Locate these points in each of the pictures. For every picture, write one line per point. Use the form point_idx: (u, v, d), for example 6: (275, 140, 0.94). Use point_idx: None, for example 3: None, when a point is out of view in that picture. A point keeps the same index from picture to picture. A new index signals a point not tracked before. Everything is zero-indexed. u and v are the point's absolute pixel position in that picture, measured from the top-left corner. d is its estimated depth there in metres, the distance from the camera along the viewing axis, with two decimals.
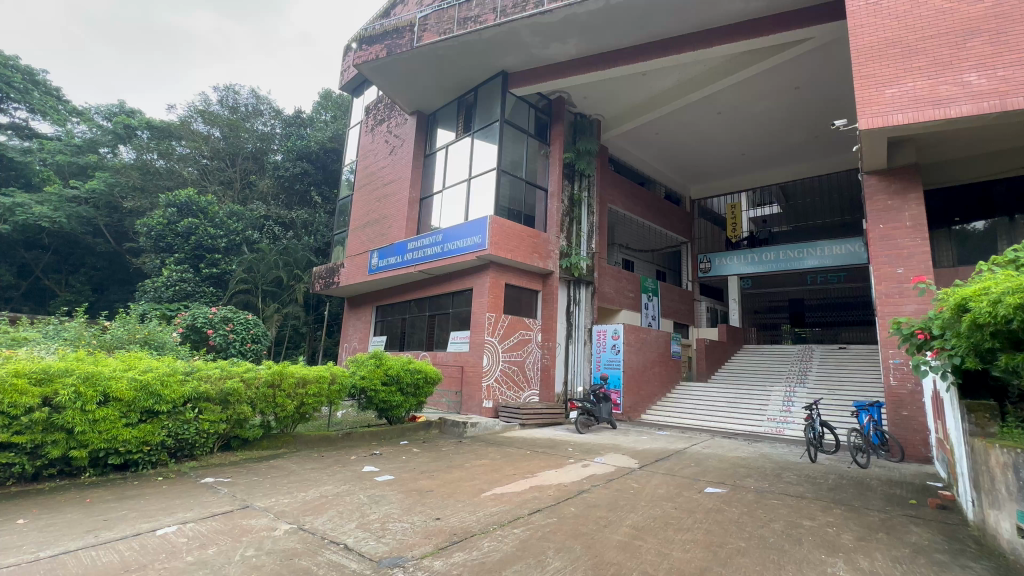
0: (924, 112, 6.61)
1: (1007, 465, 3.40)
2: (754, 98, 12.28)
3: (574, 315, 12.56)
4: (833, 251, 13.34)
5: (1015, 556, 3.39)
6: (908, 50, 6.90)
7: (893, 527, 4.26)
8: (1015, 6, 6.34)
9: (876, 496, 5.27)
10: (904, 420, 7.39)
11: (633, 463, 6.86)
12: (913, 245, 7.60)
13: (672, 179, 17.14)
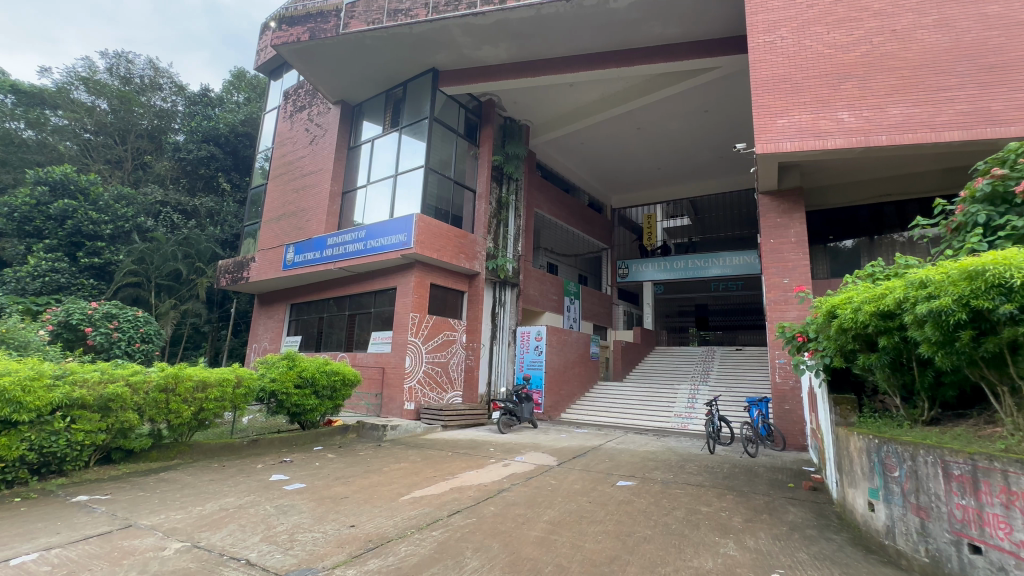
0: (807, 142, 7.52)
1: (862, 449, 3.99)
2: (668, 117, 13.22)
3: (499, 316, 12.69)
4: (733, 262, 14.69)
5: (866, 527, 3.95)
6: (796, 86, 7.79)
7: (775, 508, 4.80)
8: (877, 57, 7.45)
9: (762, 481, 5.91)
10: (786, 413, 8.35)
11: (553, 462, 7.01)
12: (796, 259, 8.61)
13: (594, 187, 17.86)
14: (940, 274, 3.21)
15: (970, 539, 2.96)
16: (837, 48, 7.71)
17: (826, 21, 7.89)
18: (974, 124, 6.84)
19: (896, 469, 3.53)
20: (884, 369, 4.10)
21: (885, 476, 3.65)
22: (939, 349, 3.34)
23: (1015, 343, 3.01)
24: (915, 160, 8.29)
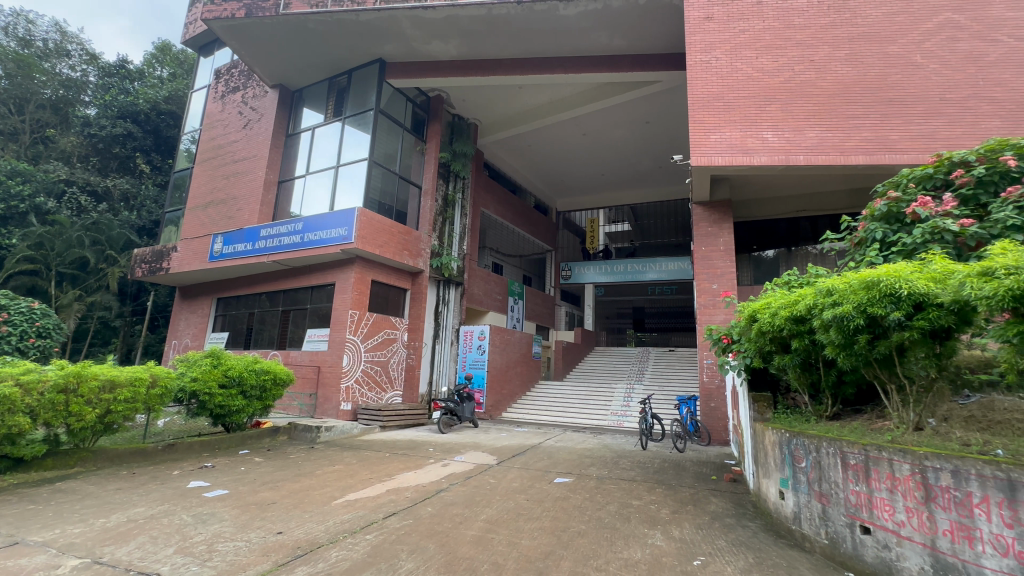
0: (736, 157, 8.07)
1: (775, 442, 4.34)
2: (612, 125, 13.67)
3: (442, 315, 12.57)
4: (668, 267, 15.46)
5: (777, 514, 4.30)
6: (728, 104, 8.33)
7: (699, 499, 5.12)
8: (797, 84, 8.14)
9: (689, 475, 6.28)
10: (712, 410, 8.90)
11: (492, 461, 7.04)
12: (724, 266, 9.21)
13: (540, 189, 18.10)
14: (844, 283, 3.55)
15: (861, 520, 3.30)
16: (765, 72, 8.34)
17: (756, 46, 8.51)
18: (875, 150, 7.66)
19: (803, 460, 3.86)
20: (796, 369, 4.49)
21: (794, 467, 3.99)
22: (842, 351, 3.70)
23: (901, 345, 3.40)
24: (827, 180, 9.12)
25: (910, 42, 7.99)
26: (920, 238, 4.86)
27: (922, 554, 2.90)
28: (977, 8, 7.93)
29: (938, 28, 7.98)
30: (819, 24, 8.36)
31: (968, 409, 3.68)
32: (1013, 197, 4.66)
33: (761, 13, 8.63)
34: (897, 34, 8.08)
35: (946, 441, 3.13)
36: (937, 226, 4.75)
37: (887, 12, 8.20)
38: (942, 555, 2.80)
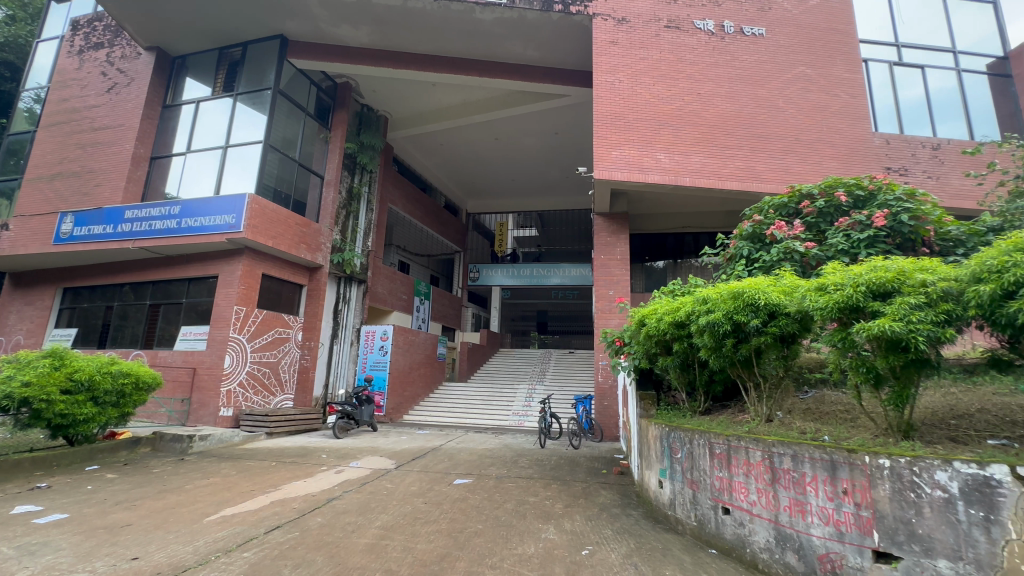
0: (633, 174, 8.74)
1: (656, 436, 4.77)
2: (523, 133, 14.02)
3: (342, 314, 11.92)
4: (571, 272, 16.24)
5: (656, 502, 4.72)
6: (628, 124, 8.99)
7: (589, 492, 5.44)
8: (686, 113, 9.05)
9: (582, 470, 6.65)
10: (605, 408, 9.50)
11: (390, 465, 6.84)
12: (620, 273, 9.89)
13: (451, 189, 17.98)
14: (716, 293, 4.02)
15: (723, 502, 3.74)
16: (659, 98, 9.13)
17: (653, 74, 9.28)
18: (745, 179, 8.79)
19: (679, 451, 4.31)
20: (676, 369, 4.99)
21: (671, 458, 4.42)
22: (713, 353, 4.19)
23: (759, 348, 3.93)
24: (708, 202, 10.22)
25: (774, 88, 9.28)
26: (775, 256, 5.66)
27: (768, 528, 3.36)
28: (823, 66, 9.43)
29: (795, 79, 9.34)
30: (705, 61, 9.36)
31: (804, 404, 4.36)
32: (844, 226, 5.60)
33: (657, 44, 9.43)
34: (764, 80, 9.32)
35: (788, 431, 3.67)
36: (788, 248, 5.57)
37: (758, 59, 9.42)
38: (782, 528, 3.27)
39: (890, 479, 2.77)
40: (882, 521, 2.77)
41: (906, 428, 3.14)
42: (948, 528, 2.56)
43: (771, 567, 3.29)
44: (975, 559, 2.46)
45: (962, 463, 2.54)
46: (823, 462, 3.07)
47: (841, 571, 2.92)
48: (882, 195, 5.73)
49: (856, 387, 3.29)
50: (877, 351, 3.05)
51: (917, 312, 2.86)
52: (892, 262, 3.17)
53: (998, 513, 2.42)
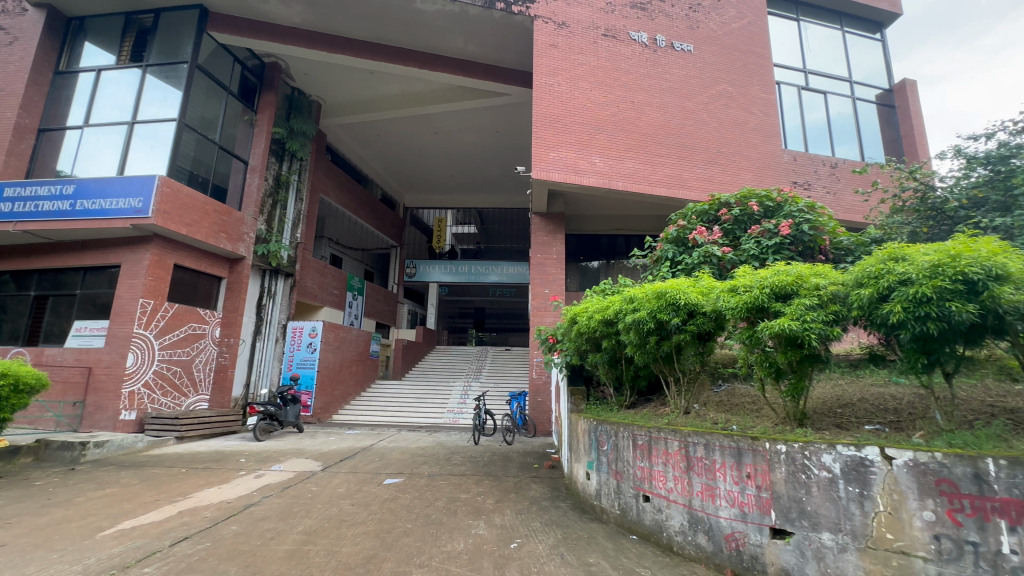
0: (570, 176, 8.97)
1: (585, 429, 4.95)
2: (464, 129, 13.93)
3: (266, 309, 11.21)
4: (509, 271, 16.51)
5: (583, 493, 4.90)
6: (566, 127, 9.20)
7: (521, 487, 5.54)
8: (620, 120, 9.43)
9: (514, 465, 6.74)
10: (538, 404, 9.69)
11: (315, 467, 6.54)
12: (555, 272, 10.11)
13: (388, 182, 17.48)
14: (642, 293, 4.24)
15: (644, 490, 3.96)
16: (596, 104, 9.42)
17: (591, 80, 9.56)
18: (672, 186, 9.32)
19: (605, 444, 4.50)
20: (605, 364, 5.20)
21: (598, 450, 4.61)
22: (638, 349, 4.41)
23: (679, 345, 4.20)
24: (639, 207, 10.71)
25: (700, 102, 9.91)
26: (696, 260, 6.07)
27: (682, 512, 3.60)
28: (742, 86, 10.21)
29: (718, 95, 10.03)
30: (639, 72, 9.79)
31: (718, 396, 4.71)
32: (755, 234, 6.10)
33: (595, 51, 9.73)
34: (691, 94, 9.92)
35: (702, 422, 3.95)
36: (708, 252, 5.99)
37: (686, 73, 10.00)
38: (695, 511, 3.51)
39: (785, 463, 3.07)
40: (779, 501, 3.07)
41: (800, 416, 3.49)
42: (831, 504, 2.88)
43: (685, 548, 3.54)
44: (852, 530, 2.79)
45: (843, 446, 2.86)
46: (731, 449, 3.34)
47: (744, 548, 3.20)
48: (788, 206, 6.29)
49: (760, 380, 3.61)
50: (778, 348, 3.37)
51: (810, 312, 3.19)
52: (792, 267, 3.51)
53: (870, 489, 2.76)
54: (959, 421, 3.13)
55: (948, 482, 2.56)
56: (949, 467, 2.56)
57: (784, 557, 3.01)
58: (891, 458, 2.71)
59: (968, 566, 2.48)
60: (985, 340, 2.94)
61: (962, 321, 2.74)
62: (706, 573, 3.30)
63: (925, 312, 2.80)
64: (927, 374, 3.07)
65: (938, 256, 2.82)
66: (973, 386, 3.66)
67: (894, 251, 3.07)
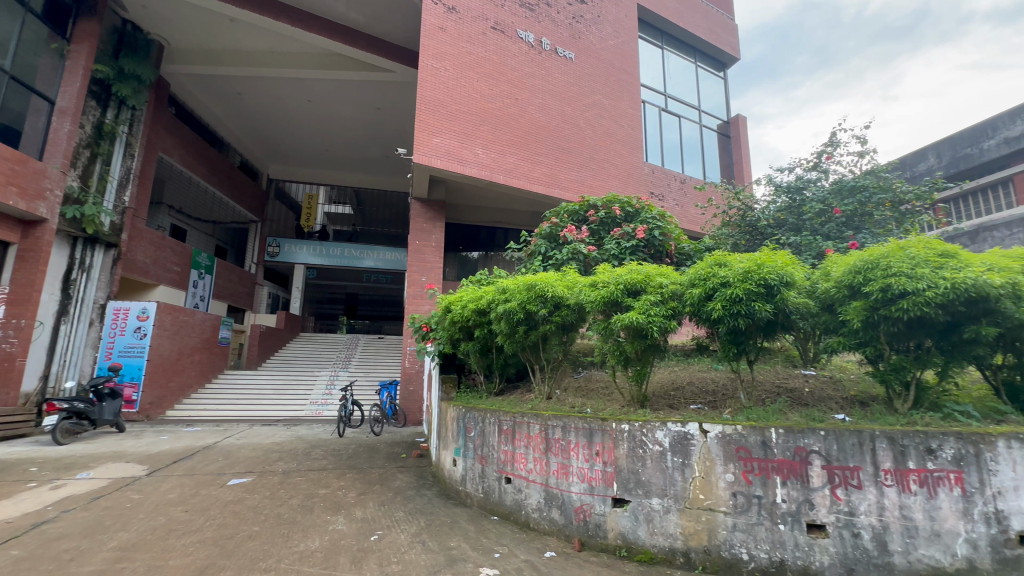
0: (452, 164, 8.91)
1: (454, 417, 5.00)
2: (341, 101, 12.95)
3: (78, 285, 9.21)
4: (386, 256, 15.86)
5: (449, 479, 4.97)
6: (451, 114, 9.08)
7: (386, 477, 5.41)
8: (504, 115, 9.62)
9: (381, 456, 6.55)
10: (410, 393, 9.50)
11: (139, 471, 5.59)
12: (433, 260, 9.99)
13: (249, 149, 15.55)
14: (514, 284, 4.41)
15: (506, 473, 4.15)
16: (482, 95, 9.47)
17: (478, 70, 9.55)
18: (548, 184, 9.82)
19: (472, 430, 4.61)
20: (477, 353, 5.31)
21: (465, 437, 4.70)
22: (508, 338, 4.58)
23: (545, 334, 4.46)
24: (518, 203, 11.07)
25: (577, 108, 10.57)
26: (565, 256, 6.51)
27: (540, 491, 3.86)
28: (613, 99, 11.15)
29: (593, 105, 10.81)
30: (524, 70, 10.08)
31: (576, 382, 5.13)
32: (617, 235, 6.71)
33: (483, 42, 9.75)
34: (570, 100, 10.53)
35: (562, 406, 4.26)
36: (576, 249, 6.45)
37: (567, 79, 10.58)
38: (550, 489, 3.78)
39: (628, 441, 3.46)
40: (620, 475, 3.46)
41: (642, 399, 3.97)
42: (660, 473, 3.32)
43: (540, 523, 3.80)
44: (675, 494, 3.25)
45: (672, 423, 3.33)
46: (584, 430, 3.66)
47: (590, 518, 3.54)
48: (644, 213, 7.02)
49: (612, 367, 4.01)
50: (628, 338, 3.78)
51: (654, 307, 3.63)
52: (643, 267, 3.94)
53: (689, 458, 3.25)
54: (755, 399, 3.85)
55: (745, 449, 3.14)
56: (746, 436, 3.15)
57: (622, 522, 3.41)
58: (707, 431, 3.23)
59: (753, 514, 3.07)
60: (776, 334, 3.65)
61: (761, 318, 3.38)
62: (557, 544, 3.59)
63: (737, 309, 3.37)
64: (736, 361, 3.71)
65: (749, 264, 3.42)
66: (769, 371, 4.51)
67: (717, 257, 3.63)
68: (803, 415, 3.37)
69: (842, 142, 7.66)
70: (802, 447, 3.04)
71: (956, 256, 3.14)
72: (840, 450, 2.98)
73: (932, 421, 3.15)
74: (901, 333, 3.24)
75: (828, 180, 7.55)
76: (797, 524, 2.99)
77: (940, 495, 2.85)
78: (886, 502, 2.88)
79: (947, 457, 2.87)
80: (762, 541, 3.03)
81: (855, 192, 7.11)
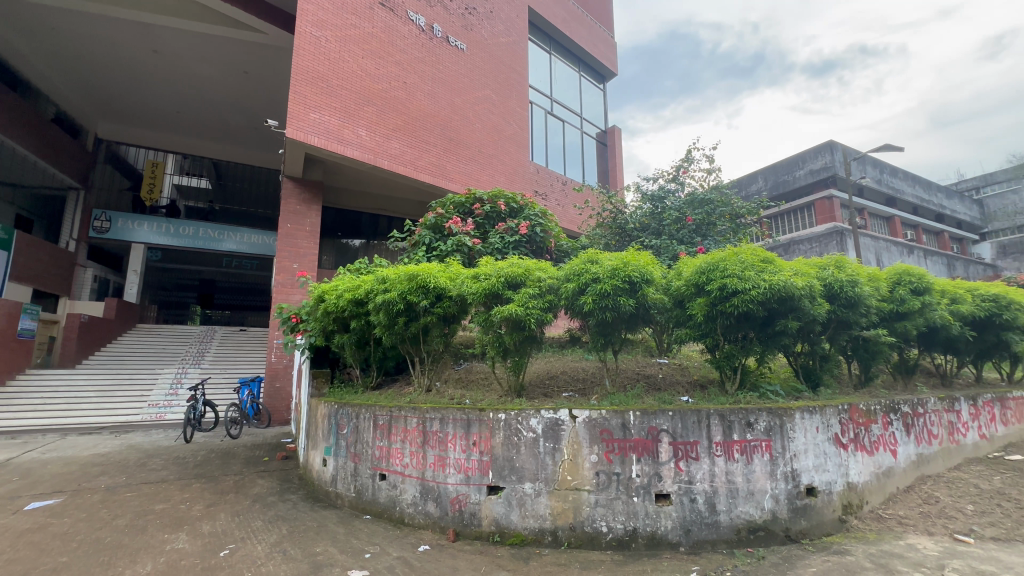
0: (331, 143, 8.27)
1: (325, 415, 4.67)
2: (198, 57, 11.24)
3: None
4: (251, 239, 14.38)
5: (318, 480, 4.65)
6: (332, 89, 8.41)
7: (242, 485, 4.85)
8: (391, 98, 9.20)
9: (237, 461, 5.86)
10: (276, 391, 8.61)
11: None
12: (307, 246, 9.20)
13: (70, 100, 12.73)
14: (395, 274, 4.26)
15: (381, 469, 4.00)
16: (368, 74, 8.92)
17: (363, 46, 8.96)
18: (435, 175, 9.66)
19: (345, 427, 4.36)
20: (352, 346, 5.03)
21: (337, 435, 4.43)
22: (387, 330, 4.42)
23: (425, 326, 4.37)
24: (404, 191, 10.71)
25: (467, 101, 10.54)
26: (450, 247, 6.47)
27: (415, 485, 3.79)
28: (503, 97, 11.34)
29: (483, 100, 10.87)
30: (413, 54, 9.73)
31: (456, 374, 5.14)
32: (501, 230, 6.85)
33: (371, 18, 9.16)
34: (460, 91, 10.46)
35: (440, 398, 4.23)
36: (460, 241, 6.44)
37: (457, 70, 10.47)
38: (426, 482, 3.73)
39: (504, 429, 3.56)
40: (495, 462, 3.54)
41: (518, 388, 4.12)
42: (532, 458, 3.48)
43: (415, 518, 3.74)
44: (545, 477, 3.43)
45: (545, 410, 3.50)
46: (462, 421, 3.67)
47: (466, 508, 3.57)
48: (527, 210, 7.21)
49: (491, 358, 4.09)
50: (507, 330, 3.89)
51: (531, 300, 3.78)
52: (523, 261, 4.08)
53: (560, 443, 3.45)
54: (618, 385, 4.23)
55: (608, 431, 3.43)
56: (609, 419, 3.44)
57: (496, 509, 3.50)
58: (576, 417, 3.46)
59: (613, 490, 3.37)
60: (637, 327, 4.05)
61: (624, 311, 3.71)
62: (432, 536, 3.57)
63: (605, 303, 3.67)
64: (603, 351, 4.03)
65: (617, 262, 3.76)
66: (631, 361, 4.98)
67: (590, 255, 3.91)
68: (656, 398, 3.80)
69: (695, 159, 8.75)
70: (654, 427, 3.42)
71: (774, 263, 3.80)
72: (683, 427, 3.41)
73: (751, 399, 3.77)
74: (733, 326, 3.81)
75: (683, 192, 8.59)
76: (647, 495, 3.35)
77: (754, 461, 3.42)
78: (716, 469, 3.38)
79: (760, 428, 3.46)
80: (620, 513, 3.34)
81: (703, 204, 8.20)
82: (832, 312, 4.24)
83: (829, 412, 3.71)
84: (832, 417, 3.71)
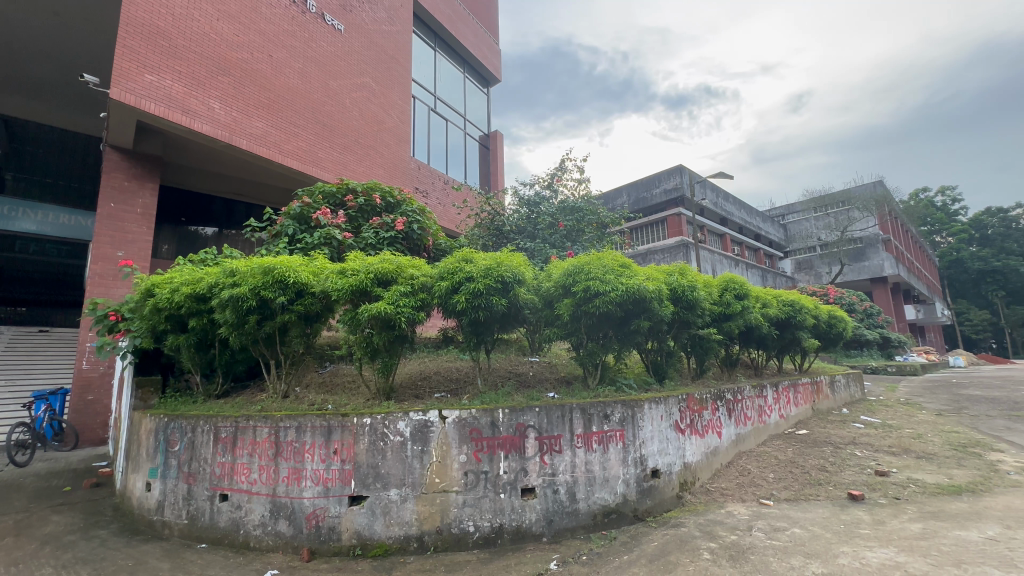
0: (173, 113, 7.06)
1: (151, 430, 3.94)
2: None
3: None
4: None
5: (139, 508, 3.92)
6: (175, 49, 7.18)
7: (27, 525, 3.85)
8: (252, 69, 8.20)
9: (23, 496, 4.65)
10: (88, 405, 7.03)
11: None
12: (137, 231, 7.74)
13: None
14: (246, 267, 3.79)
15: (221, 489, 3.50)
16: (222, 39, 7.83)
17: (218, 6, 7.85)
18: (305, 161, 8.86)
19: (177, 444, 3.73)
20: (191, 349, 4.34)
21: (165, 453, 3.77)
22: (234, 330, 3.89)
23: (283, 325, 3.94)
24: (267, 177, 9.64)
25: (343, 86, 9.87)
26: (317, 240, 5.99)
27: (264, 503, 3.38)
28: (384, 87, 10.85)
29: (361, 87, 10.28)
30: (281, 26, 8.80)
31: (319, 377, 4.74)
32: (376, 225, 6.51)
33: None
34: (336, 74, 9.75)
35: (299, 404, 3.85)
36: (329, 234, 5.99)
37: (333, 51, 9.75)
38: (278, 499, 3.36)
39: (369, 435, 3.35)
40: (358, 471, 3.32)
41: (387, 391, 3.94)
42: (399, 463, 3.33)
43: (262, 540, 3.34)
44: (412, 482, 3.31)
45: (414, 412, 3.39)
46: (321, 429, 3.38)
47: (323, 522, 3.29)
48: (405, 206, 6.95)
49: (358, 360, 3.84)
50: (376, 329, 3.67)
51: (403, 298, 3.62)
52: (395, 258, 3.90)
53: (428, 445, 3.37)
54: (489, 384, 4.28)
55: (477, 430, 3.45)
56: (478, 419, 3.46)
57: (358, 520, 3.28)
58: (446, 417, 3.41)
59: (479, 489, 3.38)
60: (509, 327, 4.14)
61: (497, 311, 3.76)
62: (283, 559, 3.21)
63: (478, 303, 3.68)
64: (475, 350, 4.05)
65: (490, 262, 3.80)
66: (503, 359, 5.09)
67: (465, 254, 3.90)
68: (525, 396, 3.92)
69: (568, 169, 9.33)
70: (521, 423, 3.52)
71: (630, 268, 4.19)
72: (548, 422, 3.57)
73: (609, 393, 4.10)
74: (595, 326, 4.11)
75: (557, 199, 9.09)
76: (513, 490, 3.43)
77: (610, 449, 3.71)
78: (576, 460, 3.59)
79: (615, 420, 3.77)
80: (486, 511, 3.36)
81: (574, 212, 8.77)
82: (676, 313, 4.81)
83: (671, 402, 4.20)
84: (674, 406, 4.21)
